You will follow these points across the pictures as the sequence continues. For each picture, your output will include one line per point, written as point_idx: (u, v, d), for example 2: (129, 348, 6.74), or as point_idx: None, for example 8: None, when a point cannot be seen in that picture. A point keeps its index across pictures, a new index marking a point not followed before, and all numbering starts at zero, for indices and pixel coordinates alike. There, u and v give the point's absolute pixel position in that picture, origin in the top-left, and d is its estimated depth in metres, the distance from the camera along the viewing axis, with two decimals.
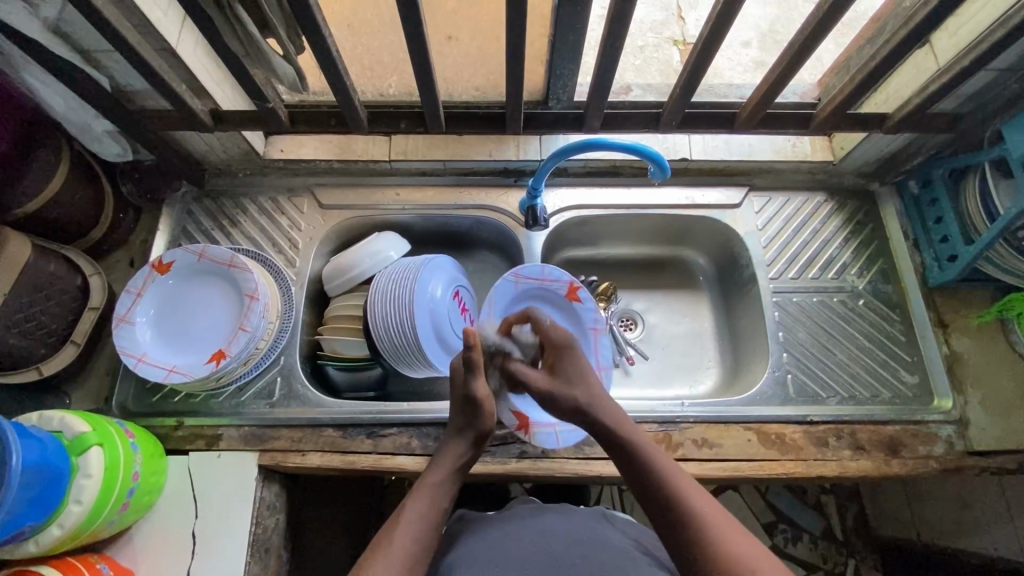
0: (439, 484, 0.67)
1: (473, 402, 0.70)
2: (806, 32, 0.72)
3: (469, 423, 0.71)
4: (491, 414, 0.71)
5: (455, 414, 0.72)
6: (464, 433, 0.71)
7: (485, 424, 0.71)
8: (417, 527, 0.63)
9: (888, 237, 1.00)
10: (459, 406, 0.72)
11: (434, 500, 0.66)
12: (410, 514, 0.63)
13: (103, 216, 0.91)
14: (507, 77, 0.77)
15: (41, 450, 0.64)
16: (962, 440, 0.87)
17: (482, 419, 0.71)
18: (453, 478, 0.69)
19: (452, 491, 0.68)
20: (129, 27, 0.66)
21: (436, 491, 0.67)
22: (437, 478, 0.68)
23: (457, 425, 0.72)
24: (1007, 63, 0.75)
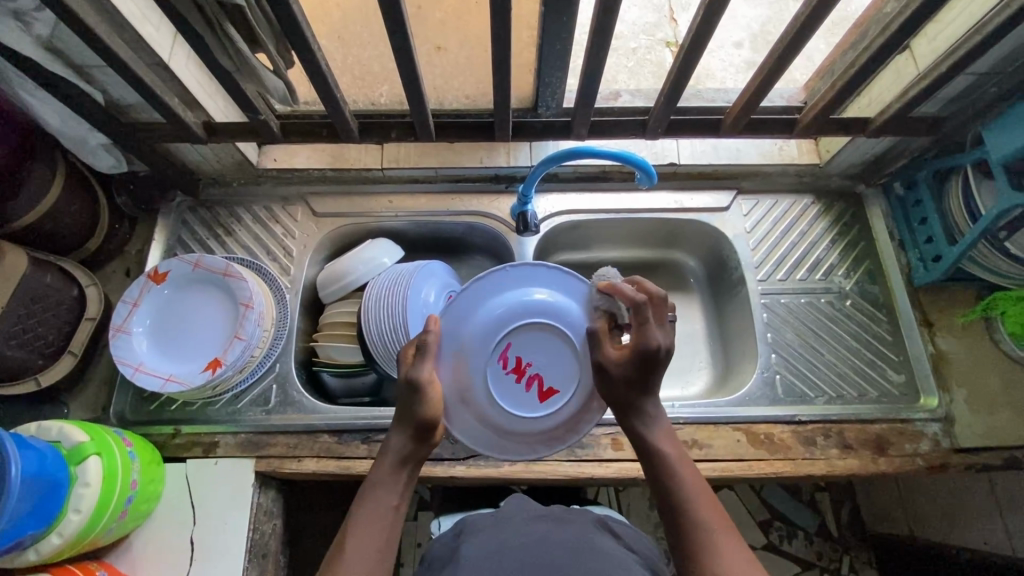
0: (381, 487, 0.62)
1: (412, 389, 0.63)
2: (786, 41, 0.73)
3: (407, 413, 0.64)
4: (430, 400, 0.64)
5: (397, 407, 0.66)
6: (404, 422, 0.64)
7: (425, 414, 0.63)
8: (369, 533, 0.59)
9: (874, 238, 1.02)
10: (400, 393, 0.65)
11: (378, 505, 0.61)
12: (353, 527, 0.59)
13: (98, 229, 0.92)
14: (495, 87, 0.78)
15: (39, 460, 0.65)
16: (947, 438, 0.89)
17: (423, 406, 0.63)
18: (397, 476, 0.63)
19: (403, 484, 0.63)
20: (121, 44, 0.68)
21: (377, 496, 0.62)
22: (380, 477, 0.63)
23: (398, 414, 0.65)
24: (986, 67, 0.76)
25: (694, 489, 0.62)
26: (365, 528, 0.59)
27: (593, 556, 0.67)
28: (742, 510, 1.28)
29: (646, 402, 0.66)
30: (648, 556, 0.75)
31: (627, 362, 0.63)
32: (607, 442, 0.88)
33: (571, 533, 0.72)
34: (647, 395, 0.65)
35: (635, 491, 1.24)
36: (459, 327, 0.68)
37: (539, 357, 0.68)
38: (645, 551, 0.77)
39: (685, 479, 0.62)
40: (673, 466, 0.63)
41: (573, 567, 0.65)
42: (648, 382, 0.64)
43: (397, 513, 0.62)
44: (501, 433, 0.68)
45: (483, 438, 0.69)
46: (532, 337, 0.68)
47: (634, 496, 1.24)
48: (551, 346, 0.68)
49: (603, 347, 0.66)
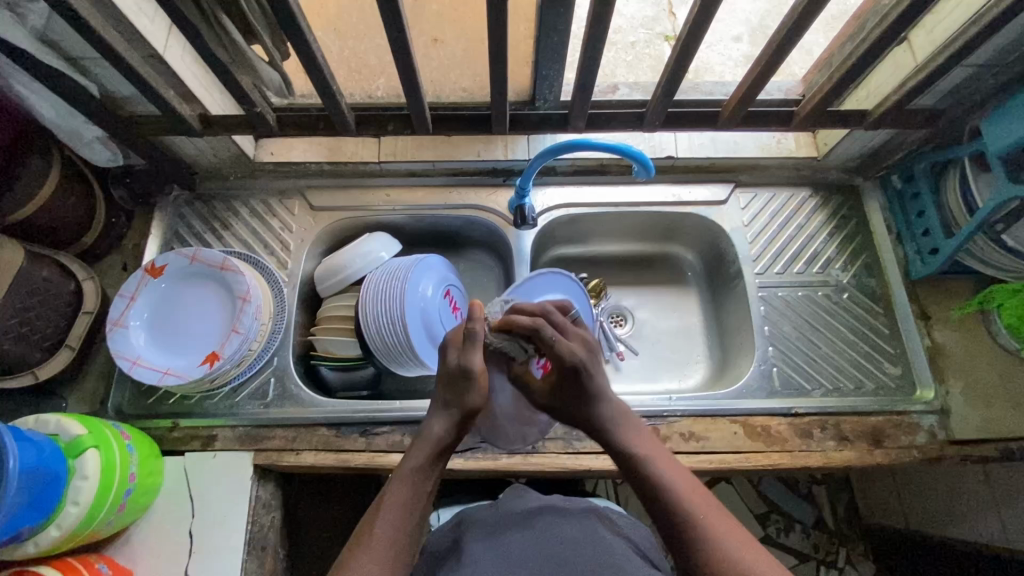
0: (420, 470, 0.65)
1: (464, 376, 0.67)
2: (784, 32, 0.73)
3: (456, 400, 0.68)
4: (480, 390, 0.68)
5: (445, 392, 0.69)
6: (450, 408, 0.68)
7: (473, 403, 0.68)
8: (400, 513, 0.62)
9: (871, 231, 1.02)
10: (449, 379, 0.68)
11: (415, 488, 0.64)
12: (389, 504, 0.62)
13: (94, 222, 0.92)
14: (491, 79, 0.78)
15: (37, 453, 0.65)
16: (943, 430, 0.89)
17: (472, 395, 0.68)
18: (435, 462, 0.66)
19: (435, 474, 0.66)
20: (115, 35, 0.68)
21: (415, 478, 0.64)
22: (417, 463, 0.65)
23: (442, 400, 0.69)
24: (984, 58, 0.76)
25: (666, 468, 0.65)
26: (396, 507, 0.62)
27: (590, 548, 0.67)
28: (740, 502, 1.29)
29: (596, 408, 0.71)
30: (645, 548, 0.76)
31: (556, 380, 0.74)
32: None
33: (569, 527, 0.72)
34: (596, 402, 0.72)
35: (634, 484, 1.25)
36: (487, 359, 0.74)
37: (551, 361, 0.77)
38: (643, 542, 0.77)
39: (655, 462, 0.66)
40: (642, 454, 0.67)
41: (570, 561, 0.65)
42: (584, 393, 0.72)
43: (428, 498, 0.65)
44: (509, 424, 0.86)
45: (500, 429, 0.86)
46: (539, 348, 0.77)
47: (632, 490, 1.25)
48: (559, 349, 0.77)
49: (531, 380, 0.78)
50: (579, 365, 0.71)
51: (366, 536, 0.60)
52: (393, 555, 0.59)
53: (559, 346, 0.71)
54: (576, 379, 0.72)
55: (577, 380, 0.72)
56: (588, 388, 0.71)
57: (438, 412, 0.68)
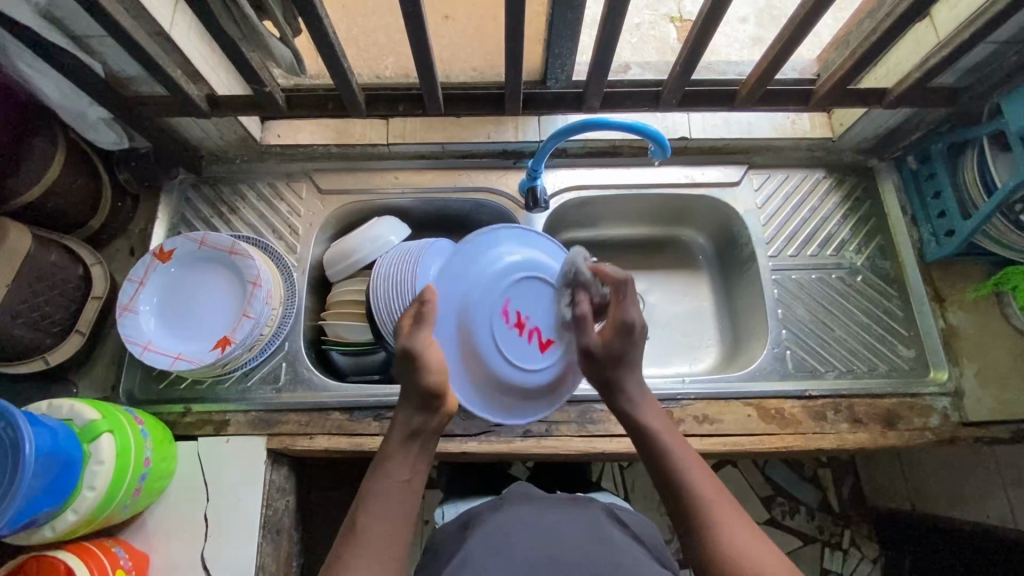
0: (392, 457, 0.64)
1: (411, 356, 0.65)
2: (806, 8, 0.71)
3: (413, 384, 0.65)
4: (432, 367, 0.64)
5: (406, 387, 0.66)
6: (411, 395, 0.65)
7: (428, 380, 0.64)
8: (378, 503, 0.60)
9: (885, 213, 1.01)
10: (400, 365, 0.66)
11: (391, 477, 0.62)
12: (366, 496, 0.61)
13: (101, 205, 0.91)
14: (505, 57, 0.76)
15: (53, 437, 0.64)
16: (956, 412, 0.89)
17: (424, 376, 0.64)
18: (408, 447, 0.64)
19: (414, 457, 0.64)
20: (122, 11, 0.66)
21: (390, 467, 0.63)
22: (389, 451, 0.64)
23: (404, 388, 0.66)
24: (1008, 35, 0.75)
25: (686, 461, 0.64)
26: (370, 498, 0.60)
27: (603, 547, 0.67)
28: (746, 486, 1.29)
29: (629, 378, 0.72)
30: (656, 548, 0.75)
31: (614, 334, 0.71)
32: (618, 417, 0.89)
33: (584, 522, 0.72)
34: (628, 371, 0.72)
35: (640, 468, 1.25)
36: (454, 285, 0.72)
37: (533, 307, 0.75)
38: (652, 543, 0.76)
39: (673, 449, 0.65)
40: (661, 443, 0.66)
41: (584, 556, 0.65)
42: (626, 356, 0.71)
43: (410, 484, 0.63)
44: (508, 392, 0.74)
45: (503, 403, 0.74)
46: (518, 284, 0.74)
47: (638, 474, 1.25)
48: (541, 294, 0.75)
49: (586, 333, 0.72)
50: (638, 326, 0.71)
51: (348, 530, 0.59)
52: (378, 540, 0.58)
53: (628, 309, 0.71)
54: (629, 340, 0.71)
55: (628, 339, 0.71)
56: (627, 355, 0.71)
57: (404, 406, 0.66)
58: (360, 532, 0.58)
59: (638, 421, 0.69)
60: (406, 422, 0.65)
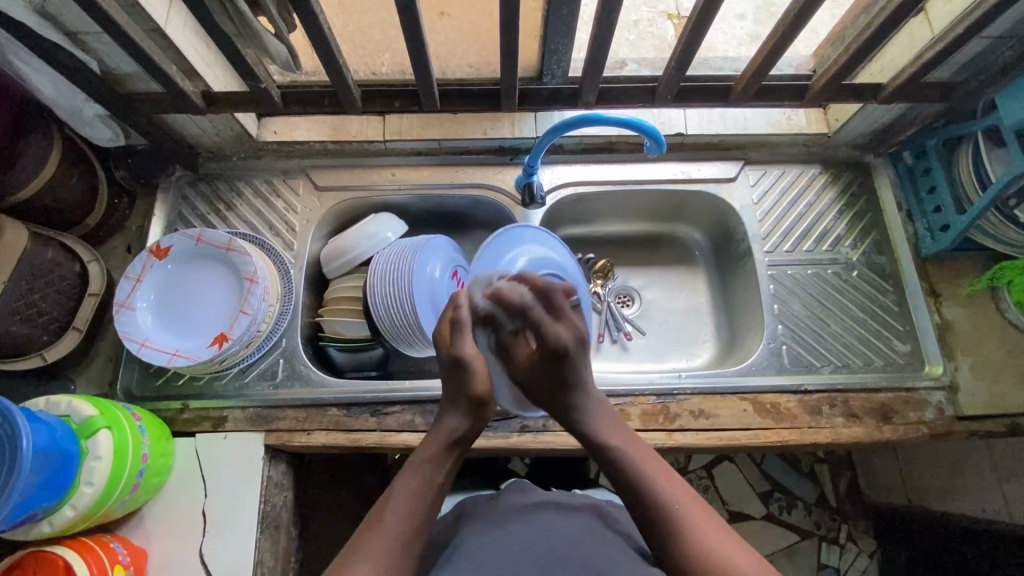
0: (432, 461, 0.64)
1: (459, 365, 0.67)
2: (800, 3, 0.71)
3: (460, 392, 0.68)
4: (481, 377, 0.68)
5: (450, 392, 0.69)
6: (459, 403, 0.68)
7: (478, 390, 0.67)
8: (411, 502, 0.60)
9: (881, 208, 1.01)
10: (447, 372, 0.69)
11: (425, 479, 0.62)
12: (399, 492, 0.61)
13: (97, 203, 0.91)
14: (501, 54, 0.76)
15: (50, 433, 0.64)
16: (951, 406, 0.90)
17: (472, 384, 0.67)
18: (447, 454, 0.65)
19: (450, 465, 0.65)
20: (116, 8, 0.66)
21: (426, 469, 0.63)
22: (430, 452, 0.65)
23: (450, 394, 0.68)
24: (1001, 30, 0.75)
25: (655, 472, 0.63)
26: (404, 494, 0.61)
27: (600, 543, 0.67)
28: (743, 481, 1.29)
29: (578, 399, 0.71)
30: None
31: (541, 363, 0.71)
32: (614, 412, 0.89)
33: (579, 519, 0.72)
34: (576, 391, 0.71)
35: None
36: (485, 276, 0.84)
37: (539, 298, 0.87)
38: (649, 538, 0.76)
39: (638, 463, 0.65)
40: (628, 458, 0.65)
41: (580, 554, 0.65)
42: (563, 378, 0.70)
43: (440, 490, 0.63)
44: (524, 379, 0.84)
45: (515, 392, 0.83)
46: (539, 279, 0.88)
47: None
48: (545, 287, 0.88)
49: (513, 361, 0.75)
50: (569, 351, 0.69)
51: (376, 523, 0.59)
52: (406, 538, 0.58)
53: (547, 330, 0.70)
54: (558, 366, 0.70)
55: (558, 366, 0.70)
56: (566, 377, 0.70)
57: (449, 412, 0.68)
58: (391, 526, 0.58)
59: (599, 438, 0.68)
60: (450, 427, 0.67)
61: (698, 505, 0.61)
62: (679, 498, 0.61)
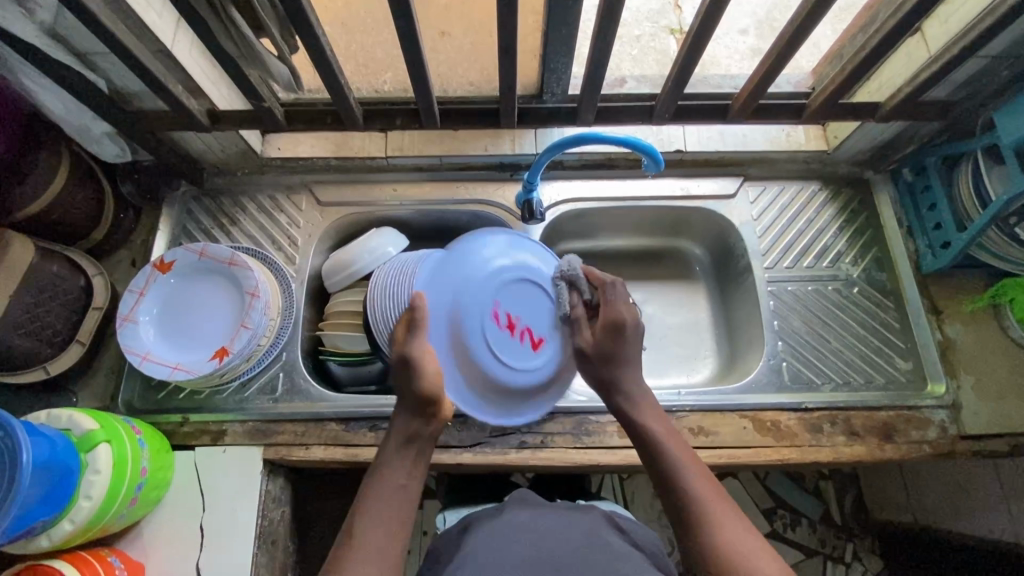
0: (392, 463, 0.66)
1: (405, 363, 0.69)
2: (798, 22, 0.72)
3: (407, 391, 0.69)
4: (426, 375, 0.69)
5: (401, 389, 0.70)
6: (407, 402, 0.69)
7: (422, 387, 0.68)
8: (378, 506, 0.61)
9: (882, 224, 1.01)
10: (396, 373, 0.71)
11: (391, 480, 0.64)
12: (367, 497, 0.62)
13: (103, 218, 0.92)
14: (500, 73, 0.77)
15: (50, 446, 0.65)
16: (954, 425, 0.89)
17: (418, 383, 0.69)
18: (405, 452, 0.67)
19: (410, 463, 0.66)
20: (124, 30, 0.68)
21: (389, 471, 0.65)
22: (387, 455, 0.67)
23: (399, 395, 0.70)
24: (998, 50, 0.75)
25: (688, 464, 0.65)
26: (371, 501, 0.62)
27: (594, 548, 0.66)
28: (747, 498, 1.28)
29: (625, 378, 0.75)
30: (655, 555, 0.74)
31: (600, 336, 0.76)
32: (614, 429, 0.89)
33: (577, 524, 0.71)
34: (623, 369, 0.75)
35: (639, 479, 1.24)
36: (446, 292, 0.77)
37: (521, 312, 0.80)
38: (650, 547, 0.75)
39: (676, 453, 0.66)
40: (662, 443, 0.68)
41: (578, 558, 0.64)
42: (618, 352, 0.75)
43: (409, 488, 0.65)
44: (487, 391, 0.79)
45: (480, 397, 0.79)
46: (509, 286, 0.79)
47: (638, 485, 1.24)
48: (524, 298, 0.80)
49: (579, 333, 0.80)
50: (625, 324, 0.75)
51: (349, 532, 0.60)
52: (380, 538, 0.59)
53: (615, 305, 0.77)
54: (617, 339, 0.75)
55: (617, 338, 0.75)
56: (622, 349, 0.75)
57: (402, 413, 0.69)
58: (363, 532, 0.59)
59: (644, 431, 0.69)
60: (402, 428, 0.68)
61: (725, 501, 0.62)
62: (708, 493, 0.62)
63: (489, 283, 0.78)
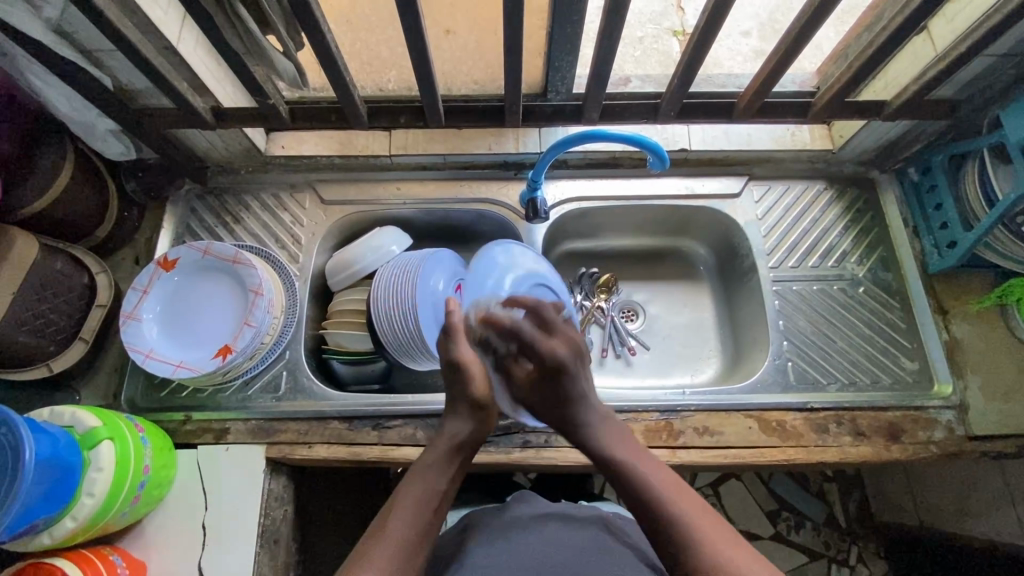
0: (433, 465, 0.66)
1: (455, 369, 0.71)
2: (804, 20, 0.71)
3: (459, 397, 0.72)
4: (477, 381, 0.71)
5: (450, 394, 0.73)
6: (460, 407, 0.72)
7: (476, 393, 0.71)
8: (412, 507, 0.61)
9: (887, 224, 1.00)
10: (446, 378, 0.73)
11: (429, 484, 0.64)
12: (402, 497, 0.62)
13: (107, 216, 0.92)
14: (504, 71, 0.77)
15: (53, 443, 0.65)
16: (962, 426, 0.88)
17: (470, 387, 0.71)
18: (450, 460, 0.67)
19: (451, 471, 0.67)
20: (130, 26, 0.68)
21: (429, 474, 0.65)
22: (431, 458, 0.67)
23: (451, 399, 0.73)
24: (1005, 48, 0.75)
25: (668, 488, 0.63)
26: (406, 500, 0.62)
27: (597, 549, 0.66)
28: (750, 500, 1.27)
29: (581, 413, 0.73)
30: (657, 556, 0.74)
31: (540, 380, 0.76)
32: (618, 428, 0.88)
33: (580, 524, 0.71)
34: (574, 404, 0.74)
35: None
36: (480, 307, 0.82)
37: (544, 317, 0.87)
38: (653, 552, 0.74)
39: (655, 478, 0.64)
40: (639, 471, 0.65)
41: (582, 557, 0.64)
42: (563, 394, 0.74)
43: (443, 496, 0.64)
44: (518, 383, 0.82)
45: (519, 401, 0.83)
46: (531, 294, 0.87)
47: None
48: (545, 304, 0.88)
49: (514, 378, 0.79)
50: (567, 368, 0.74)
51: (378, 530, 0.59)
52: (409, 538, 0.59)
53: (539, 344, 0.76)
54: (556, 381, 0.75)
55: (557, 381, 0.74)
56: (566, 391, 0.74)
57: (453, 418, 0.71)
58: (392, 531, 0.59)
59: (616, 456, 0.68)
60: (451, 435, 0.70)
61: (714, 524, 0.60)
62: (677, 494, 0.62)
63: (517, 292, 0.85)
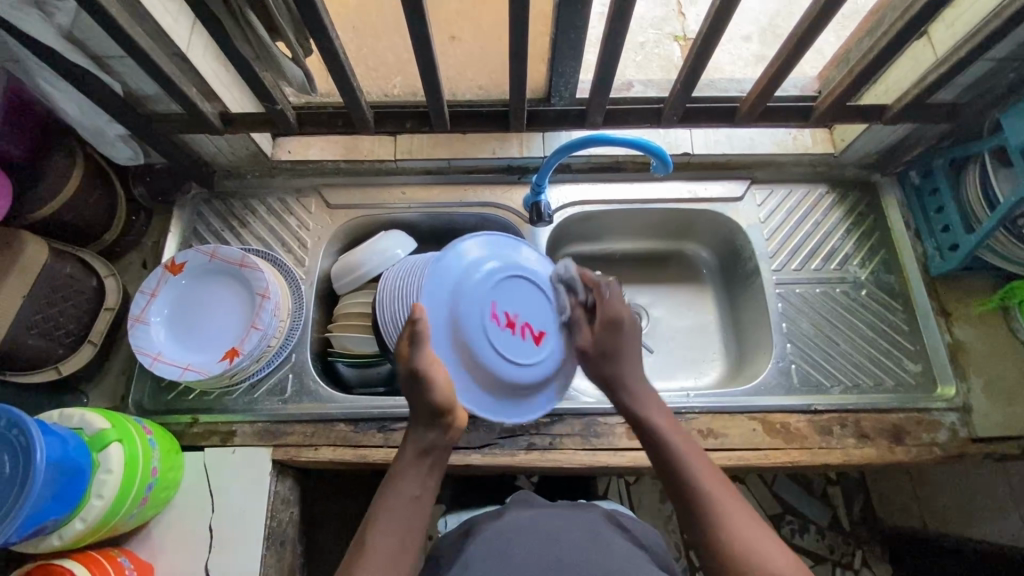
0: (405, 474, 0.65)
1: (415, 376, 0.67)
2: (804, 26, 0.72)
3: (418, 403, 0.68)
4: (438, 386, 0.67)
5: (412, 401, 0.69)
6: (420, 413, 0.68)
7: (436, 399, 0.67)
8: (387, 519, 0.61)
9: (889, 227, 1.01)
10: (407, 387, 0.69)
11: (402, 492, 0.64)
12: (377, 510, 0.62)
13: (116, 220, 0.93)
14: (509, 76, 0.78)
15: (63, 445, 0.65)
16: (965, 427, 0.88)
17: (428, 394, 0.67)
18: (420, 463, 0.66)
19: (422, 473, 0.66)
20: (140, 33, 0.69)
21: (402, 483, 0.65)
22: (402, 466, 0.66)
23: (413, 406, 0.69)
24: (1004, 53, 0.76)
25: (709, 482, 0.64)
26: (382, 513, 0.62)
27: (602, 551, 0.66)
28: (754, 503, 1.27)
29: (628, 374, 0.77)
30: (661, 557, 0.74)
31: (600, 332, 0.80)
32: (623, 431, 0.89)
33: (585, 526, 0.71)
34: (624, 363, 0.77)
35: (646, 484, 1.24)
36: (441, 299, 0.79)
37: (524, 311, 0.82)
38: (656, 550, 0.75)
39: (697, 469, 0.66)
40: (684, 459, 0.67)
41: (586, 558, 0.64)
42: (617, 348, 0.78)
43: (420, 501, 0.64)
44: (509, 394, 0.81)
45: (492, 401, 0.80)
46: (503, 285, 0.82)
47: (645, 489, 1.24)
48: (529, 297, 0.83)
49: (579, 333, 0.83)
50: (623, 321, 0.79)
51: (359, 546, 0.59)
52: (389, 550, 0.59)
53: (611, 302, 0.80)
54: (615, 334, 0.79)
55: (616, 332, 0.79)
56: (620, 346, 0.78)
57: (417, 425, 0.69)
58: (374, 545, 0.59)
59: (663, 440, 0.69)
60: (418, 440, 0.68)
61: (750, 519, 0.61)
62: (711, 485, 0.64)
63: (484, 284, 0.80)
